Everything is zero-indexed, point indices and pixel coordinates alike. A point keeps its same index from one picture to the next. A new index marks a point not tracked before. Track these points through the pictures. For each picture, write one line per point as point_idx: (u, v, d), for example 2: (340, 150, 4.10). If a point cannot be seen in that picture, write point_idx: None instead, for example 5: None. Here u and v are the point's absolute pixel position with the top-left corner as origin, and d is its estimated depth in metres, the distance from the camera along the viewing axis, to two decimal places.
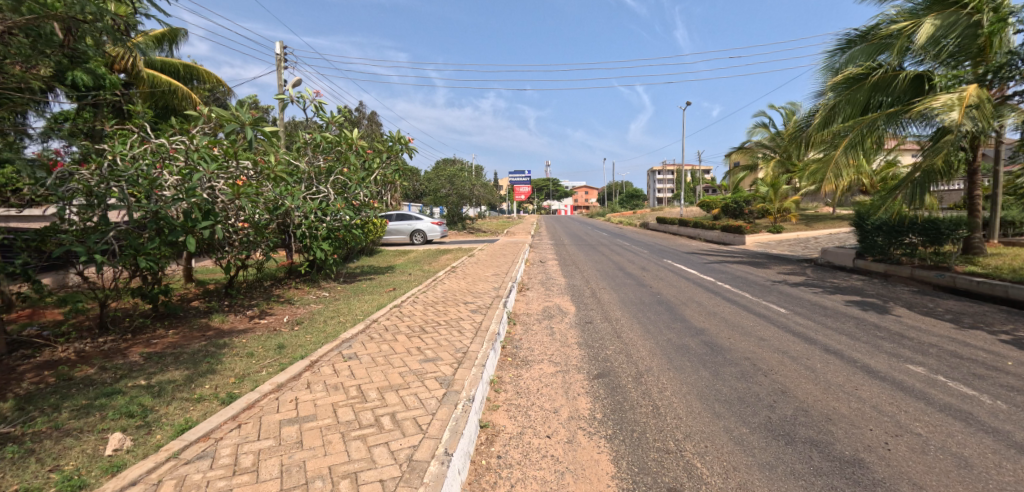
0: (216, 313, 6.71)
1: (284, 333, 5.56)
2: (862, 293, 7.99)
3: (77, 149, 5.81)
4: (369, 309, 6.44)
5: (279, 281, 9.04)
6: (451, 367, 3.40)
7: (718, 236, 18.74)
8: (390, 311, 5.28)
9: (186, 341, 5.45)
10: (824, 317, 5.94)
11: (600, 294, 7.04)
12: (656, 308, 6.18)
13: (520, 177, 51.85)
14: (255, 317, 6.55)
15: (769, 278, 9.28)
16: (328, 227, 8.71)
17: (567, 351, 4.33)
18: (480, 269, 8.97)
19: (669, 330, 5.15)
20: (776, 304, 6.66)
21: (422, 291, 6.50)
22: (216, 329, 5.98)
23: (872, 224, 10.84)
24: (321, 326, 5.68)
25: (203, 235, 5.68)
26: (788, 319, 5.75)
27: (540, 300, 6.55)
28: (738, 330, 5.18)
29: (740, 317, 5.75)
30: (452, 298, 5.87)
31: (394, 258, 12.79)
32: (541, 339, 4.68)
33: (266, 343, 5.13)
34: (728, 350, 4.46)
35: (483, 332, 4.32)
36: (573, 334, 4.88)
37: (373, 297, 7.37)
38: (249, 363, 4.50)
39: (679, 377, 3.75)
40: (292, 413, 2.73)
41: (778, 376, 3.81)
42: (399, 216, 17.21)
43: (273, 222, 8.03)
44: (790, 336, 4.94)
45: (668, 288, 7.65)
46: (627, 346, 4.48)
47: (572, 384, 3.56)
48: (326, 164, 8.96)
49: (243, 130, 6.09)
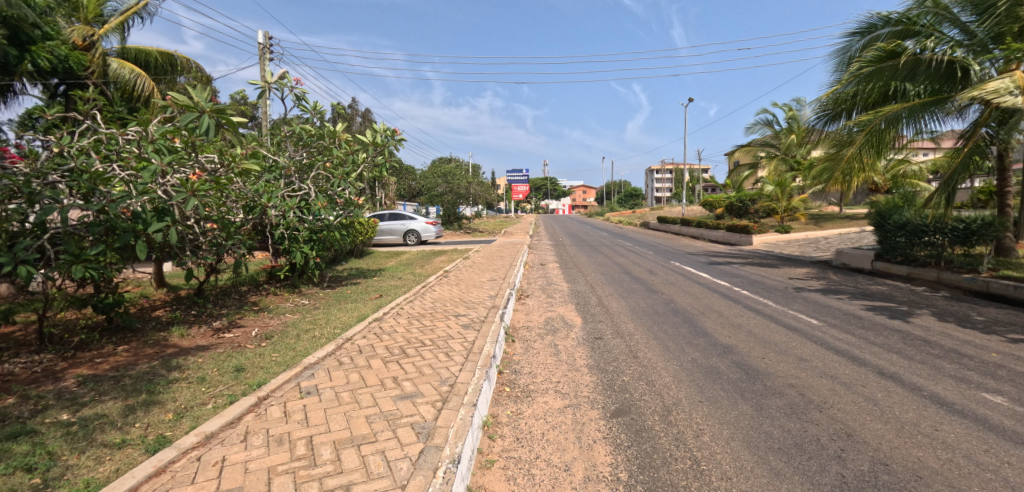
0: (177, 326, 5.98)
1: (248, 351, 4.81)
2: (892, 299, 7.29)
3: (41, 144, 5.14)
4: (349, 320, 5.68)
5: (256, 287, 8.29)
6: (432, 408, 2.68)
7: (724, 236, 18.04)
8: (370, 326, 4.55)
9: (135, 361, 4.71)
10: (863, 330, 5.23)
11: (608, 302, 6.34)
12: (673, 319, 5.49)
13: (518, 177, 51.12)
14: (220, 330, 5.80)
15: (788, 282, 8.57)
16: (309, 228, 7.98)
17: (576, 377, 3.62)
18: (476, 274, 8.22)
19: (692, 347, 4.45)
20: (804, 313, 5.95)
21: (410, 301, 5.74)
22: (173, 346, 5.22)
23: (893, 223, 10.18)
24: (292, 343, 4.94)
25: (158, 239, 4.94)
26: (824, 333, 5.04)
27: (541, 310, 5.84)
28: (772, 347, 4.47)
29: (770, 331, 5.03)
30: (442, 309, 5.13)
31: (385, 261, 12.05)
32: (544, 361, 3.95)
33: (223, 365, 4.39)
34: (767, 376, 3.74)
35: (475, 355, 3.59)
36: (581, 355, 4.15)
37: (356, 306, 6.60)
38: (197, 392, 3.77)
39: (715, 413, 3.06)
40: (212, 486, 2.02)
41: (835, 412, 3.13)
42: (392, 216, 16.44)
43: (247, 222, 7.30)
44: (836, 358, 4.22)
45: (682, 295, 6.94)
46: (646, 371, 3.77)
47: (585, 426, 2.85)
48: (308, 159, 8.21)
49: (202, 120, 5.25)
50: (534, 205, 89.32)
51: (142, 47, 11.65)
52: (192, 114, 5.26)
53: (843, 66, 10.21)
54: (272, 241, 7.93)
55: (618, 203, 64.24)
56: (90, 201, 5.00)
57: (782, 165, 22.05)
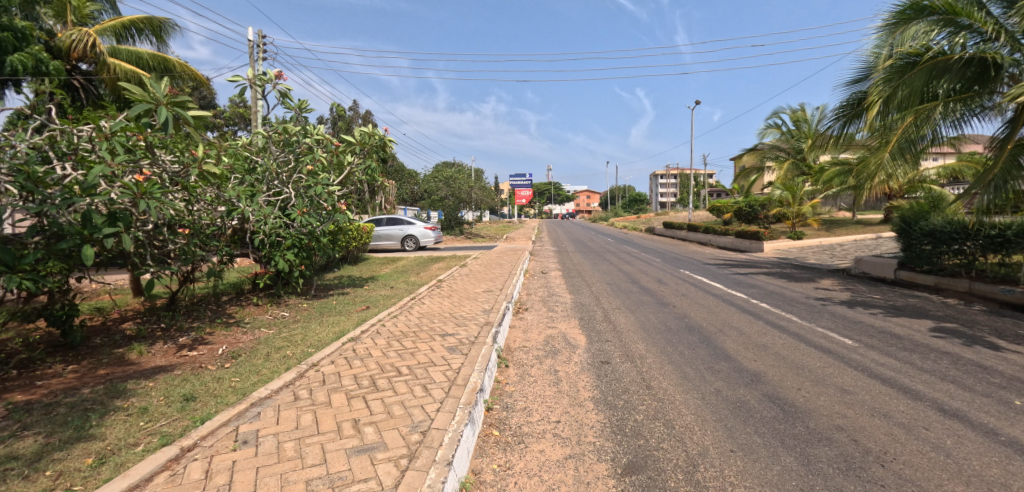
0: (140, 342, 5.43)
1: (207, 374, 4.24)
2: (927, 313, 6.62)
3: None
4: (327, 337, 5.11)
5: (237, 296, 7.74)
6: (392, 469, 2.08)
7: (732, 242, 17.41)
8: (343, 347, 3.96)
9: (79, 385, 4.15)
10: (905, 352, 4.62)
11: (615, 317, 5.73)
12: (688, 339, 4.87)
13: (521, 179, 50.13)
14: (185, 348, 5.23)
15: (809, 294, 7.91)
16: (293, 233, 7.43)
17: (579, 414, 3.04)
18: (471, 284, 7.63)
19: (713, 374, 3.85)
20: (834, 331, 5.33)
21: (394, 316, 5.13)
22: (129, 366, 4.66)
23: (919, 229, 9.52)
24: (259, 365, 4.37)
25: (108, 247, 4.40)
26: (863, 357, 4.43)
27: (540, 327, 5.22)
28: (806, 375, 3.87)
29: (801, 354, 4.42)
30: (427, 328, 4.51)
31: (380, 267, 11.46)
32: (542, 394, 3.33)
33: (171, 392, 3.83)
34: (808, 414, 3.16)
35: (458, 387, 3.00)
36: (586, 385, 3.55)
37: (339, 319, 6.03)
38: (135, 429, 3.20)
39: (753, 469, 2.46)
40: None
41: (901, 467, 2.54)
42: (390, 220, 15.90)
43: (223, 227, 6.76)
44: (884, 390, 3.63)
45: (697, 308, 6.31)
46: (664, 406, 3.18)
47: (592, 487, 2.26)
48: (289, 160, 7.41)
49: (158, 112, 4.61)
50: (537, 209, 88.85)
51: (131, 48, 11.39)
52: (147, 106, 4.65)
53: (866, 62, 9.46)
54: (254, 248, 7.40)
55: (621, 208, 63.54)
56: (33, 203, 4.45)
57: (792, 170, 21.40)
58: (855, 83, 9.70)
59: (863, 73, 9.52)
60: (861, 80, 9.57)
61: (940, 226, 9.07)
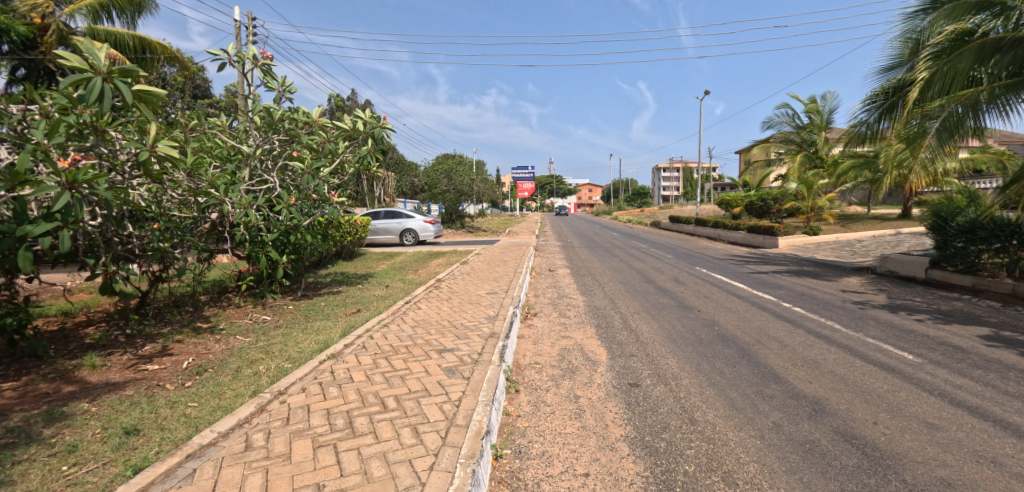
0: (97, 352, 4.77)
1: (162, 398, 3.58)
2: (980, 319, 5.93)
3: None
4: (307, 350, 4.44)
5: (218, 296, 7.07)
6: None
7: (744, 237, 16.71)
8: (320, 367, 3.29)
9: (9, 408, 3.49)
10: (980, 370, 3.94)
11: (635, 325, 5.06)
12: (726, 352, 4.22)
13: (523, 172, 49.14)
14: (147, 359, 4.57)
15: (842, 296, 7.25)
16: (278, 229, 6.70)
17: (613, 466, 2.36)
18: (473, 285, 6.94)
19: (765, 401, 3.18)
20: (886, 342, 4.67)
21: (385, 325, 4.45)
22: (76, 384, 4.00)
23: (955, 227, 8.78)
24: (224, 386, 3.72)
25: (44, 246, 3.72)
26: (932, 376, 3.77)
27: (553, 337, 4.57)
28: (878, 403, 3.21)
29: (862, 374, 3.75)
30: (424, 343, 3.83)
31: (376, 263, 10.79)
32: (564, 432, 2.68)
33: (112, 423, 3.18)
34: (900, 463, 2.49)
35: (460, 431, 2.32)
36: (615, 418, 2.88)
37: (326, 326, 5.35)
38: (54, 477, 2.55)
39: None
40: None
41: None
42: (388, 213, 15.22)
43: (198, 221, 6.06)
44: (978, 424, 2.96)
45: (725, 314, 5.66)
46: (718, 452, 2.52)
47: None
48: (272, 146, 6.67)
49: (94, 85, 3.66)
50: (539, 203, 88.08)
51: (110, 29, 10.70)
52: (82, 76, 3.70)
53: (901, 48, 8.72)
54: (236, 245, 6.69)
55: (624, 200, 62.91)
56: None
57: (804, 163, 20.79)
58: (888, 71, 9.01)
59: (897, 60, 8.82)
60: (894, 67, 8.87)
61: (981, 222, 8.37)
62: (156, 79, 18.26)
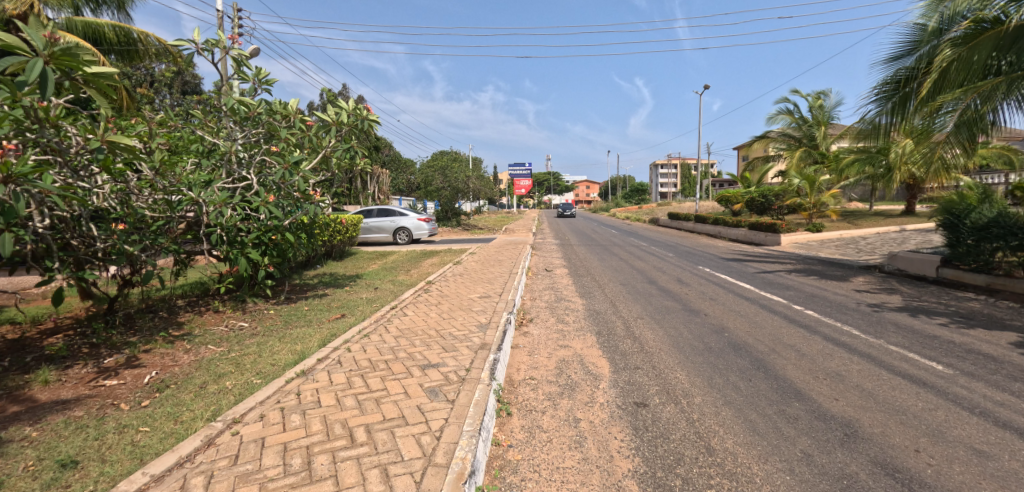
0: (53, 364, 4.35)
1: (113, 420, 3.19)
2: (1003, 322, 5.57)
3: None
4: (281, 362, 4.06)
5: (196, 300, 6.68)
6: None
7: (745, 235, 16.37)
8: (287, 389, 2.89)
9: None
10: (1019, 384, 3.58)
11: (639, 332, 4.68)
12: (740, 364, 3.85)
13: (520, 169, 48.62)
14: (106, 373, 4.16)
15: (854, 297, 6.89)
16: (257, 229, 6.27)
17: None
18: (465, 287, 6.54)
19: (791, 425, 2.82)
20: (911, 351, 4.30)
21: (366, 336, 4.05)
22: (21, 403, 3.59)
23: (968, 224, 8.43)
24: (183, 406, 3.33)
25: None
26: (968, 391, 3.41)
27: (550, 347, 4.19)
28: (917, 426, 2.85)
29: (892, 389, 3.39)
30: (407, 357, 3.44)
31: (367, 263, 10.37)
32: (562, 466, 2.32)
33: (52, 452, 2.79)
34: None
35: (440, 475, 1.94)
36: (621, 447, 2.51)
37: (306, 334, 4.95)
38: None
39: None
40: None
41: None
42: (381, 212, 14.80)
43: (171, 221, 5.63)
44: None
45: (734, 318, 5.30)
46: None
47: None
48: (250, 140, 6.23)
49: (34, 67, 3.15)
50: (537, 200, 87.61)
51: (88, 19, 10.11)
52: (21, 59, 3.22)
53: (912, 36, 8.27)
54: (213, 247, 6.21)
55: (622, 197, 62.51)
56: None
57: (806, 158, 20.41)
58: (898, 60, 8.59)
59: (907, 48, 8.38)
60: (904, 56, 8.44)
61: (998, 219, 7.99)
62: (143, 74, 17.83)
